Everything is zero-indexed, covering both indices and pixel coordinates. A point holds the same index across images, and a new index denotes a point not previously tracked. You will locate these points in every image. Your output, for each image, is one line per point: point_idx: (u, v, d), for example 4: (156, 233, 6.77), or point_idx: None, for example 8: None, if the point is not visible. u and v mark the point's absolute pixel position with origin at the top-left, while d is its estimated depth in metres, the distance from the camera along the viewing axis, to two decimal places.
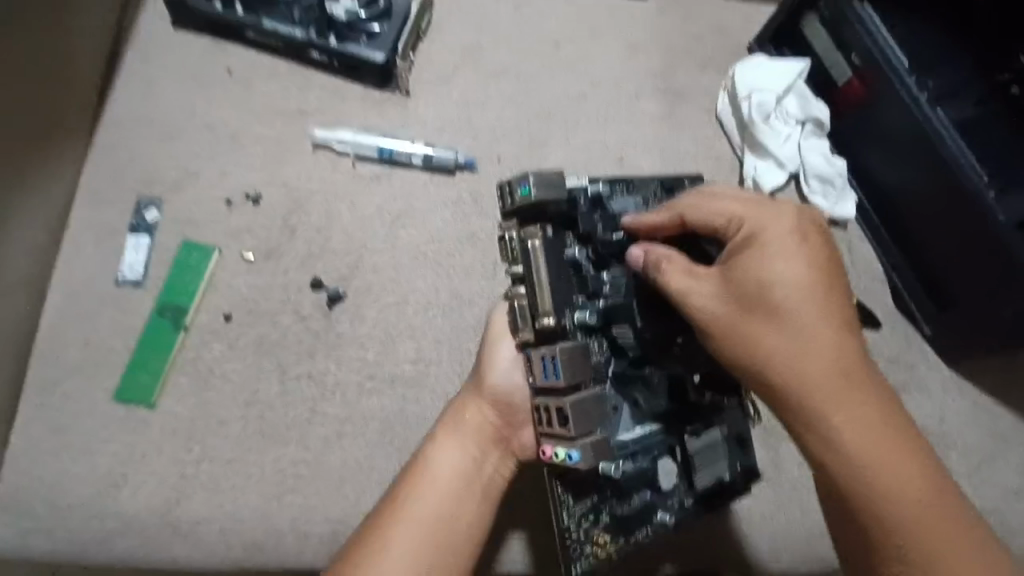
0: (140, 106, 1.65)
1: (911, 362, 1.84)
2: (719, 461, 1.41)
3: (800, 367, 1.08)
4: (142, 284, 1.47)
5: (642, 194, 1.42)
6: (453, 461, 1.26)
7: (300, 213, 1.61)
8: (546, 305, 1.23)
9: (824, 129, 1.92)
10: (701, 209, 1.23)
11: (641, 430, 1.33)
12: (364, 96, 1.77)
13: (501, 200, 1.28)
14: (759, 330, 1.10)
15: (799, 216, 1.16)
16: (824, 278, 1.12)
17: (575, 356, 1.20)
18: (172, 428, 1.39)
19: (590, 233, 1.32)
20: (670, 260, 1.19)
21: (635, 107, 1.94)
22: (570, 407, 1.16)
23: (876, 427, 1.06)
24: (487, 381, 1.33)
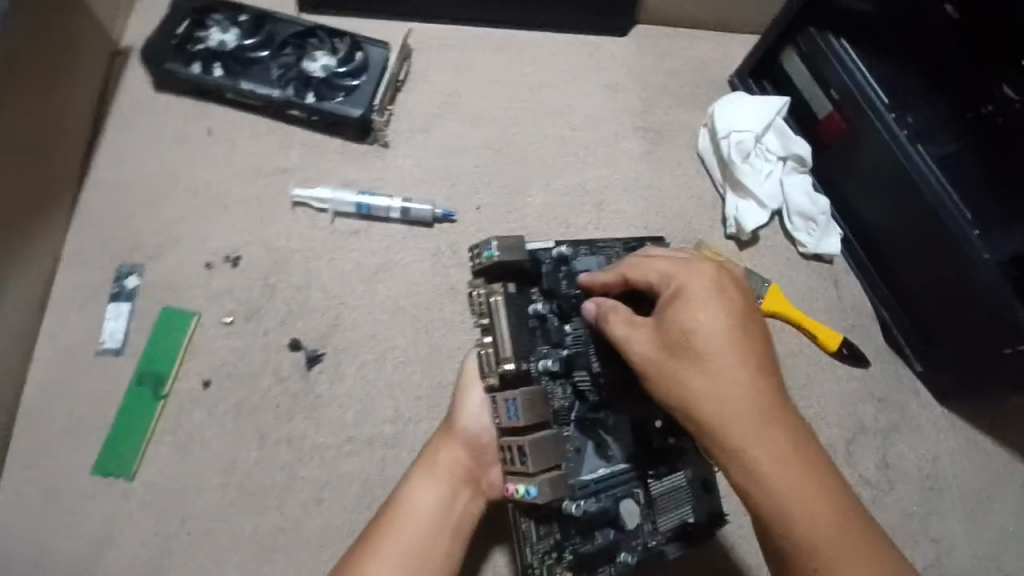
0: (121, 168, 1.66)
1: (903, 401, 1.80)
2: (683, 505, 1.34)
3: (724, 411, 1.04)
4: (123, 352, 1.49)
5: (606, 255, 1.42)
6: (426, 503, 1.28)
7: (280, 272, 1.62)
8: (508, 352, 1.24)
9: (805, 166, 1.89)
10: (639, 267, 1.24)
11: (604, 470, 1.28)
12: (344, 149, 1.76)
13: (471, 259, 1.29)
14: (685, 375, 1.09)
15: (721, 271, 1.16)
16: (748, 326, 1.10)
17: (535, 398, 1.18)
18: (150, 500, 1.40)
19: (553, 290, 1.32)
20: (615, 310, 1.21)
21: (616, 147, 1.92)
22: (530, 445, 1.14)
23: (803, 472, 1.01)
24: (459, 422, 1.34)
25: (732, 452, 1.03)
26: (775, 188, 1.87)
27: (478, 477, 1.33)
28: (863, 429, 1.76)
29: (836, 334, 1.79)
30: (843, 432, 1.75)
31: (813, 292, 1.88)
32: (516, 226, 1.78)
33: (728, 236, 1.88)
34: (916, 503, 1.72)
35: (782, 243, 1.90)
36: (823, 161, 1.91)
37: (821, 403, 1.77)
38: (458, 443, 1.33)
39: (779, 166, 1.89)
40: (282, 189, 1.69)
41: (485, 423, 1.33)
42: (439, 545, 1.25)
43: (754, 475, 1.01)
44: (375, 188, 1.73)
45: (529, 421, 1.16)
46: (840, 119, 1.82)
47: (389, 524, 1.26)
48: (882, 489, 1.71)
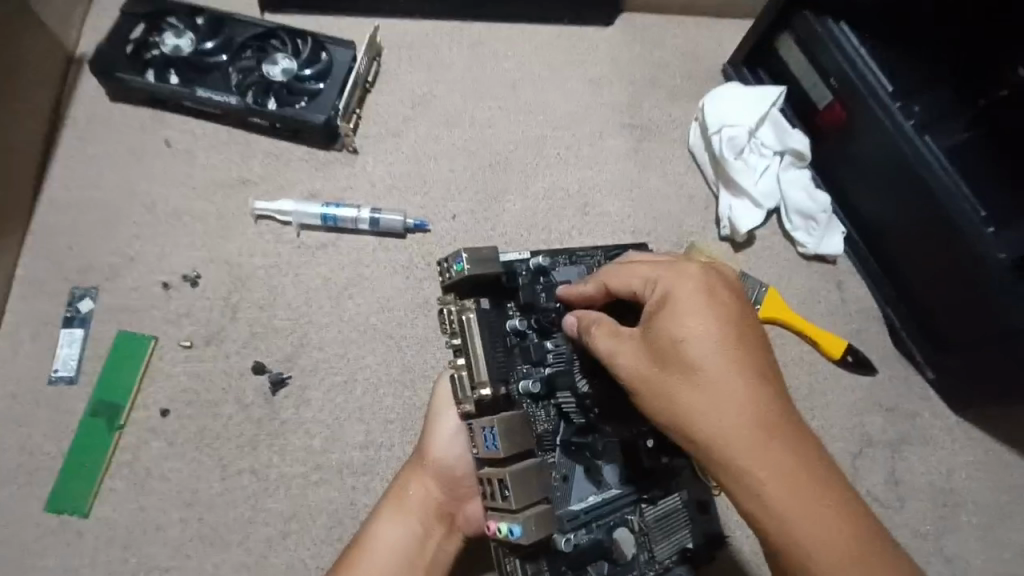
0: (74, 185, 1.58)
1: (913, 410, 1.68)
2: (681, 530, 1.17)
3: (728, 435, 0.87)
4: (77, 380, 1.42)
5: (588, 265, 1.28)
6: (397, 541, 1.21)
7: (242, 291, 1.53)
8: (482, 376, 1.06)
9: (804, 160, 1.77)
10: (619, 273, 1.07)
11: (594, 498, 1.11)
12: (309, 157, 1.66)
13: (438, 274, 1.14)
14: (678, 394, 0.91)
15: (711, 270, 0.99)
16: (747, 333, 0.94)
17: (517, 423, 1.00)
18: (108, 537, 1.33)
19: (532, 304, 1.16)
20: (598, 323, 1.03)
21: (600, 145, 1.81)
22: (512, 478, 0.95)
23: (825, 501, 0.84)
24: (432, 452, 1.26)
25: (739, 483, 0.87)
26: (772, 185, 1.74)
27: (452, 508, 1.27)
28: (870, 441, 1.65)
29: (842, 342, 1.67)
30: (848, 446, 1.64)
31: (816, 296, 1.75)
32: (494, 234, 1.67)
33: (723, 238, 1.76)
34: (929, 520, 1.60)
35: (780, 243, 1.77)
36: (823, 152, 1.79)
37: (824, 414, 1.65)
38: (431, 475, 1.26)
39: (777, 160, 1.76)
40: (243, 203, 1.60)
41: (460, 452, 1.26)
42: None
43: (768, 508, 0.85)
44: (342, 199, 1.64)
45: (510, 451, 0.98)
46: (841, 108, 1.69)
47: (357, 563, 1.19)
48: (891, 507, 1.60)
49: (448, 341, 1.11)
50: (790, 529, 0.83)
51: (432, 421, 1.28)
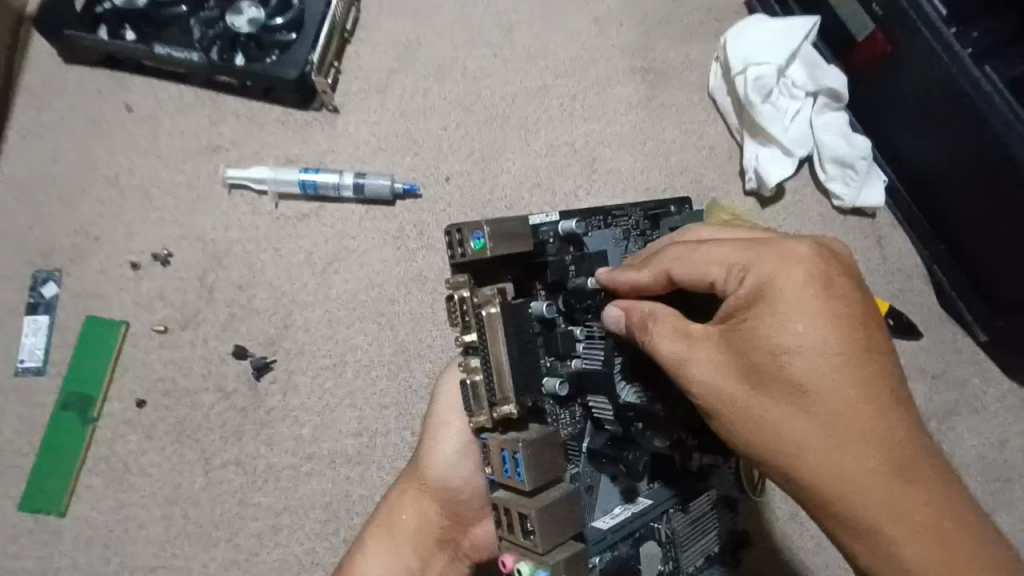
0: (29, 160, 1.45)
1: (962, 377, 1.52)
2: (708, 534, 1.10)
3: (826, 453, 0.81)
4: (44, 371, 1.34)
5: (624, 227, 1.13)
6: (388, 566, 1.17)
7: (218, 270, 1.41)
8: (506, 391, 0.86)
9: (841, 100, 1.55)
10: (692, 256, 0.90)
11: (620, 510, 1.00)
12: (285, 119, 1.50)
13: (446, 248, 0.89)
14: (771, 412, 0.82)
15: (820, 256, 0.84)
16: (860, 337, 0.82)
17: (546, 447, 0.84)
18: (87, 537, 1.28)
19: (561, 283, 1.00)
20: (657, 318, 0.89)
21: (609, 94, 1.61)
22: (539, 516, 0.80)
23: (930, 517, 0.80)
24: (431, 474, 1.15)
25: (834, 502, 0.82)
26: (805, 132, 1.54)
27: (456, 527, 1.19)
28: None
29: (883, 303, 1.48)
30: None
31: (853, 255, 1.57)
32: (493, 198, 1.51)
33: (747, 193, 1.58)
34: (979, 497, 1.46)
35: (813, 195, 1.59)
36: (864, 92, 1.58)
37: None
38: (431, 495, 1.17)
39: (809, 104, 1.55)
40: (214, 171, 1.46)
41: (462, 473, 1.14)
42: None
43: (866, 527, 0.81)
44: (323, 164, 1.48)
45: (536, 485, 0.83)
46: (885, 39, 1.48)
47: None
48: None
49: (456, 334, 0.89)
50: (889, 547, 0.81)
51: (430, 438, 1.15)
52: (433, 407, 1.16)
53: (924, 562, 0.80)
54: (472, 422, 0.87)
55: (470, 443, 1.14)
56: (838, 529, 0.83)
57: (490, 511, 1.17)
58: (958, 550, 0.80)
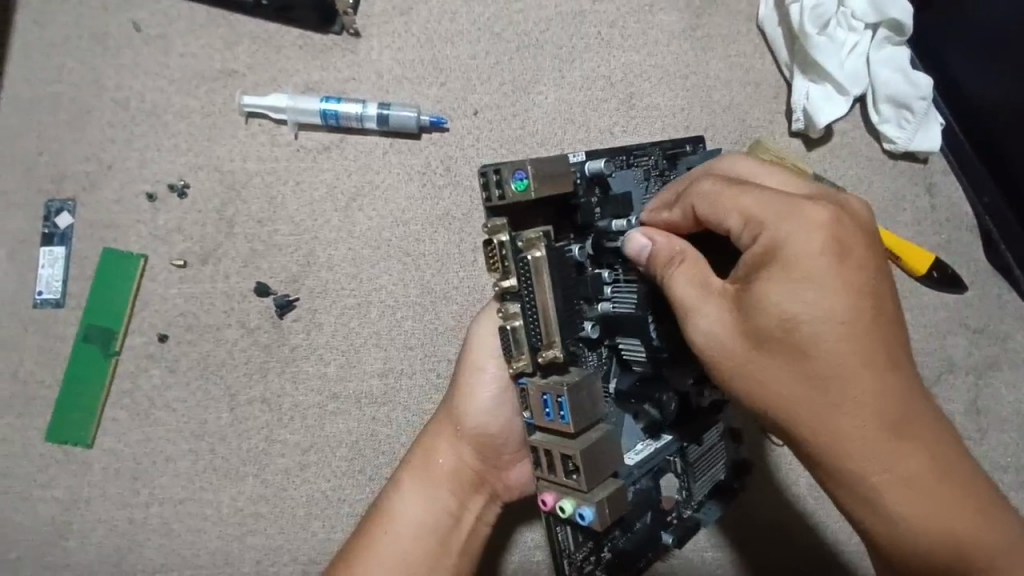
0: (34, 82, 1.37)
1: (1004, 332, 1.46)
2: (716, 464, 1.09)
3: (828, 420, 0.77)
4: (63, 303, 1.31)
5: (644, 168, 1.04)
6: (417, 513, 1.11)
7: (238, 203, 1.35)
8: (551, 335, 0.82)
9: (903, 31, 1.42)
10: (713, 201, 0.84)
11: (642, 447, 0.96)
12: (303, 42, 1.39)
13: (482, 189, 0.84)
14: (776, 377, 0.78)
15: (840, 220, 0.77)
16: (871, 305, 0.76)
17: (589, 391, 0.81)
18: (115, 469, 1.28)
19: (588, 225, 0.95)
20: (683, 261, 0.84)
21: (650, 21, 1.49)
22: (584, 457, 0.78)
23: (929, 481, 0.79)
24: (468, 418, 1.10)
25: (832, 464, 0.79)
26: (860, 68, 1.43)
27: (492, 470, 1.14)
28: (951, 367, 1.45)
29: (929, 256, 1.41)
30: (925, 372, 1.44)
31: (900, 202, 1.49)
32: (523, 134, 1.42)
33: (793, 134, 1.48)
34: (1011, 452, 1.43)
35: (862, 138, 1.49)
36: (926, 21, 1.49)
37: None
38: (466, 440, 1.12)
39: (867, 38, 1.43)
40: (230, 98, 1.37)
41: (499, 417, 1.10)
42: (450, 543, 1.12)
43: (866, 491, 0.79)
44: (344, 93, 1.39)
45: (581, 426, 0.80)
46: None
47: (374, 534, 1.10)
48: (971, 438, 1.43)
49: (494, 280, 0.83)
50: (888, 509, 0.79)
51: (465, 381, 1.10)
52: (467, 349, 1.11)
53: (921, 521, 0.79)
54: (511, 367, 0.83)
55: (506, 386, 1.09)
56: (839, 491, 0.81)
57: (526, 452, 1.13)
58: (954, 510, 0.80)
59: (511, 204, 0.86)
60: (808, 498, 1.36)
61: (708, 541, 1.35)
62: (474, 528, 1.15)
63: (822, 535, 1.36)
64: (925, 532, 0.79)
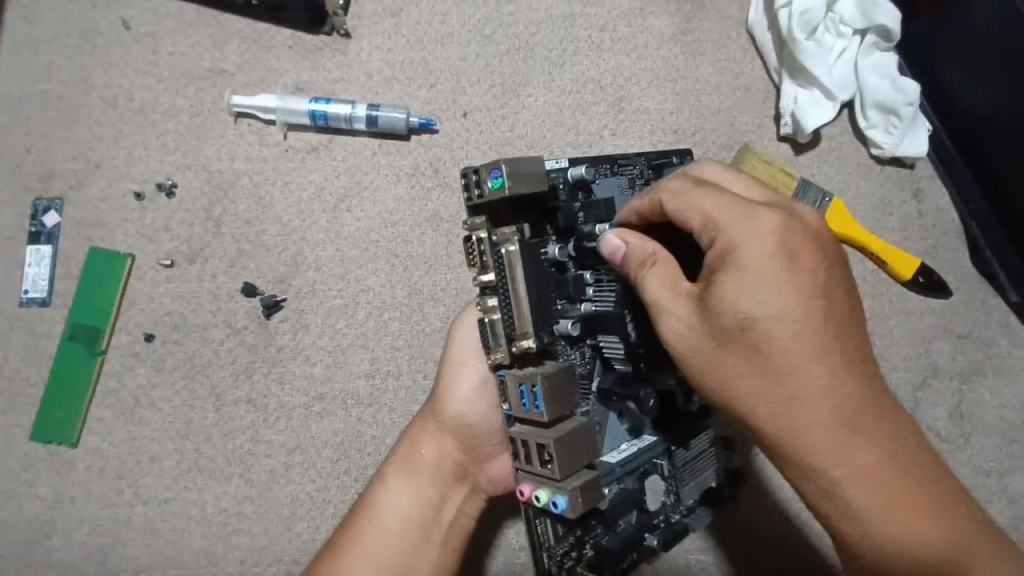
0: (22, 80, 1.36)
1: (989, 337, 1.47)
2: (706, 470, 1.08)
3: (787, 417, 0.78)
4: (49, 302, 1.31)
5: (630, 177, 1.05)
6: (401, 506, 1.11)
7: (225, 203, 1.35)
8: (526, 325, 0.83)
9: (891, 37, 1.42)
10: (679, 201, 0.84)
11: (625, 447, 0.96)
12: (293, 42, 1.39)
13: (462, 190, 0.86)
14: (736, 374, 0.79)
15: (791, 223, 0.79)
16: (823, 304, 0.78)
17: (564, 383, 0.82)
18: (100, 468, 1.28)
19: (570, 227, 0.95)
20: (657, 261, 0.84)
21: (640, 25, 1.50)
22: (558, 446, 0.78)
23: (892, 479, 0.79)
24: (451, 411, 1.11)
25: (797, 460, 0.79)
26: (848, 74, 1.44)
27: (474, 463, 1.14)
28: (935, 372, 1.45)
29: (914, 261, 1.43)
30: (910, 377, 1.45)
31: (886, 208, 1.49)
32: (513, 136, 1.42)
33: (782, 138, 1.49)
34: (994, 457, 1.43)
35: (849, 143, 1.49)
36: (917, 27, 1.49)
37: (885, 342, 1.45)
38: (449, 433, 1.13)
39: (855, 43, 1.44)
40: (219, 98, 1.37)
41: (482, 410, 1.11)
42: (434, 536, 1.12)
43: (829, 487, 0.79)
44: (334, 93, 1.39)
45: (555, 416, 0.80)
46: None
47: (359, 529, 1.10)
48: (954, 443, 1.44)
49: (473, 275, 0.84)
50: (854, 508, 0.79)
51: (447, 374, 1.11)
52: (449, 344, 1.12)
53: (886, 520, 0.79)
54: (489, 359, 0.84)
55: (487, 378, 1.10)
56: (804, 488, 0.82)
57: (507, 445, 1.13)
58: (920, 509, 0.80)
59: (490, 203, 0.88)
60: (791, 501, 1.37)
61: (692, 544, 1.35)
62: (457, 522, 1.15)
63: (805, 539, 1.36)
64: (890, 532, 0.79)
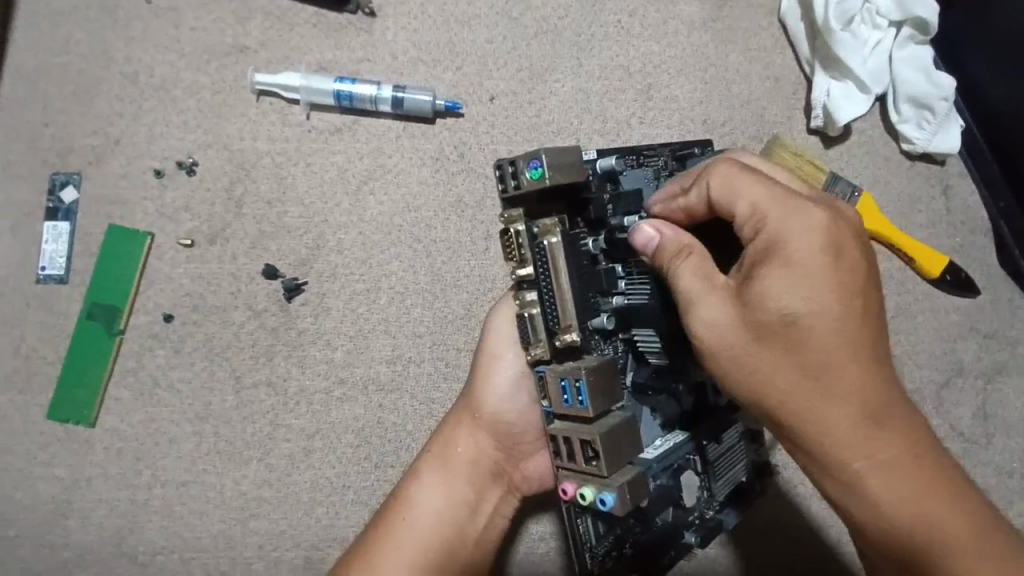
0: (41, 52, 1.33)
1: (1014, 337, 1.45)
2: (737, 465, 1.05)
3: (823, 412, 0.78)
4: (67, 280, 1.29)
5: (655, 168, 1.02)
6: (436, 503, 1.09)
7: (247, 182, 1.32)
8: (568, 317, 0.83)
9: (928, 30, 1.40)
10: (726, 187, 0.82)
11: (659, 443, 0.93)
12: (317, 20, 1.36)
13: (497, 182, 0.84)
14: (770, 367, 0.78)
15: (838, 221, 0.78)
16: (863, 303, 0.78)
17: (606, 377, 0.81)
18: (118, 449, 1.27)
19: (601, 220, 0.92)
20: (692, 252, 0.82)
21: (671, 11, 1.47)
22: (604, 441, 0.77)
23: (916, 476, 0.80)
24: (487, 407, 1.10)
25: (821, 454, 0.80)
26: (882, 65, 1.41)
27: (509, 460, 1.13)
28: (959, 370, 1.44)
29: (943, 259, 1.41)
30: (935, 375, 1.43)
31: (915, 204, 1.47)
32: (539, 121, 1.39)
33: (811, 131, 1.46)
34: (1016, 457, 1.42)
35: (880, 137, 1.47)
36: (952, 19, 1.46)
37: (910, 340, 1.44)
38: (485, 429, 1.11)
39: (890, 35, 1.41)
40: (241, 75, 1.34)
41: (519, 406, 1.10)
42: (467, 533, 1.10)
43: (857, 482, 0.80)
44: (358, 73, 1.36)
45: (599, 411, 0.79)
46: None
47: (395, 525, 1.08)
48: (977, 443, 1.42)
49: (511, 269, 0.84)
50: (877, 501, 0.81)
51: (484, 370, 1.10)
52: (484, 339, 1.11)
53: (900, 511, 0.80)
54: (528, 354, 0.84)
55: (525, 375, 1.09)
56: (824, 481, 0.82)
57: (544, 442, 1.12)
58: (934, 503, 0.81)
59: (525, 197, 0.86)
60: (811, 498, 1.36)
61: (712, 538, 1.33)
62: (490, 519, 1.14)
63: (825, 536, 1.35)
64: (910, 524, 0.81)
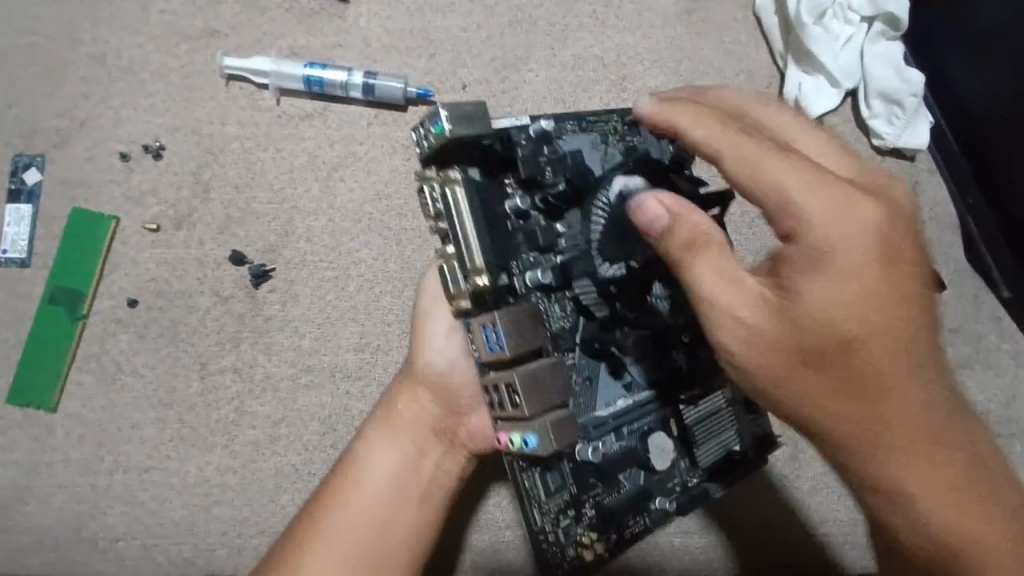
0: (6, 32, 1.31)
1: (979, 331, 1.47)
2: (726, 431, 1.00)
3: (868, 426, 0.75)
4: (28, 263, 1.27)
5: (602, 130, 0.97)
6: (380, 461, 1.10)
7: (214, 167, 1.31)
8: (479, 262, 0.81)
9: (898, 26, 1.41)
10: (756, 174, 0.74)
11: (622, 403, 0.93)
12: (289, 5, 1.35)
13: (416, 147, 0.85)
14: (805, 373, 0.74)
15: (883, 218, 0.74)
16: (907, 308, 0.74)
17: (526, 320, 0.81)
18: (79, 434, 1.25)
19: (534, 177, 0.87)
20: (708, 250, 0.75)
21: (647, 4, 1.47)
22: (522, 382, 0.78)
23: (964, 487, 0.76)
24: (422, 364, 1.12)
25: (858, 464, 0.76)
26: (854, 61, 1.42)
27: (450, 417, 1.13)
28: None
29: None
30: None
31: None
32: (512, 111, 1.39)
33: None
34: None
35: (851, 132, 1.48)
36: (924, 17, 1.48)
37: None
38: (422, 385, 1.12)
39: (862, 31, 1.42)
40: (211, 59, 1.33)
41: (451, 360, 1.11)
42: (411, 490, 1.09)
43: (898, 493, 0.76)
44: (331, 59, 1.35)
45: (516, 351, 0.79)
46: None
47: (340, 485, 1.09)
48: None
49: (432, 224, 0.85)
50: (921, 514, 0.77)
51: (418, 329, 1.14)
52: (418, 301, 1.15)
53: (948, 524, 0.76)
54: (454, 305, 0.84)
55: (456, 329, 1.12)
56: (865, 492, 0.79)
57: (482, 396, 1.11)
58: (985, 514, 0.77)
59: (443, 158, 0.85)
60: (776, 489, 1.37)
61: (679, 528, 1.32)
62: (435, 478, 1.12)
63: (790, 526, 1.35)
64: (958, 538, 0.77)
